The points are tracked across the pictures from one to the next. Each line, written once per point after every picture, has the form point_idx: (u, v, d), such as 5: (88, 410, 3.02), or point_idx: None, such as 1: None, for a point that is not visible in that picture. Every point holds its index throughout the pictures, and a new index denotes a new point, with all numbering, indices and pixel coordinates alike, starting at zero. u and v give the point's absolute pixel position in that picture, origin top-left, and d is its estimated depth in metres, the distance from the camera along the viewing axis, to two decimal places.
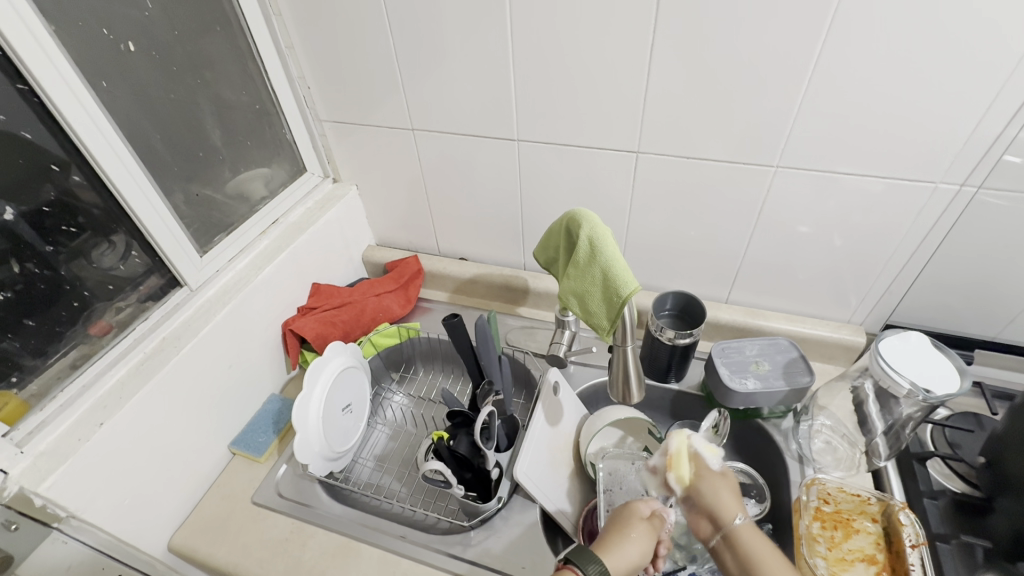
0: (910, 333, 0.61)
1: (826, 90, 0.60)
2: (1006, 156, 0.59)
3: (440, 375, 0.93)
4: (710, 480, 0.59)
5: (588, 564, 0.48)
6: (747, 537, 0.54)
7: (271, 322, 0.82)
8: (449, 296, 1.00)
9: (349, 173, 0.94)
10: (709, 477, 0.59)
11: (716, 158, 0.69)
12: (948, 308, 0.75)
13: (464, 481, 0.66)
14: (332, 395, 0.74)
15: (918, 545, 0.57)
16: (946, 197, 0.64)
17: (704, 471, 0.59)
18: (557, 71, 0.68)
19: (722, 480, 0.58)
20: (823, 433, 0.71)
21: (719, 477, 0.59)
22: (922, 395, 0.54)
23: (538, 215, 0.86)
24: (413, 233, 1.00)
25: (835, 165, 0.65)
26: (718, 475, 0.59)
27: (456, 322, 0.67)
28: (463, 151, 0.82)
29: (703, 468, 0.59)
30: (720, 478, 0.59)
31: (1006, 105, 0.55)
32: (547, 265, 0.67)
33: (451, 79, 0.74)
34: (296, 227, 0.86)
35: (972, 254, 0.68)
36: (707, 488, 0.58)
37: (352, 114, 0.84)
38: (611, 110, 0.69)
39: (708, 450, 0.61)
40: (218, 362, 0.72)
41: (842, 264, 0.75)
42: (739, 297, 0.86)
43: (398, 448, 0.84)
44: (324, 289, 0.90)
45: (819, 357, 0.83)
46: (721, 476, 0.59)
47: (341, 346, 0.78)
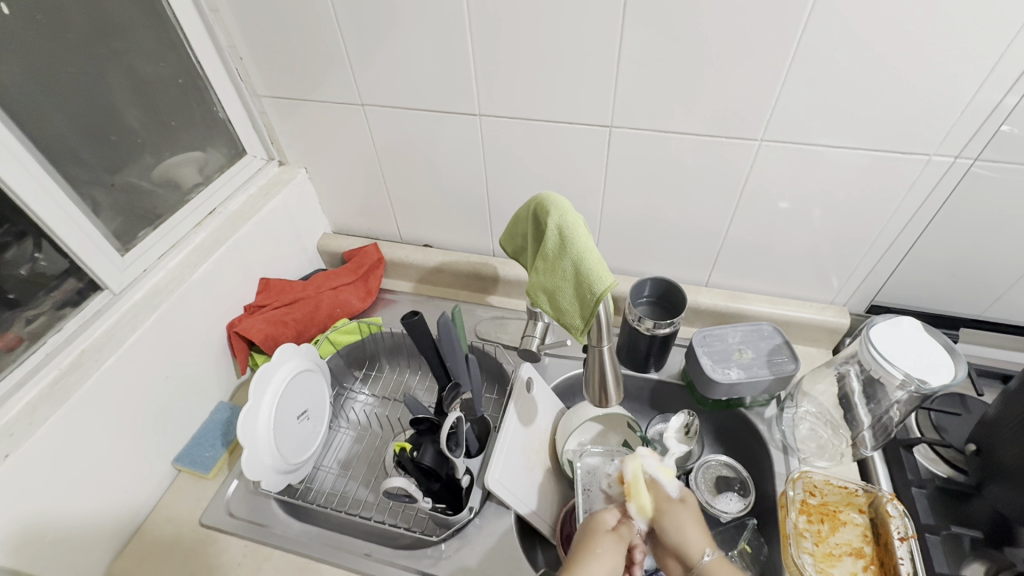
0: (901, 318, 0.57)
1: (817, 54, 0.54)
2: (1004, 126, 0.55)
3: (407, 371, 0.87)
4: (671, 511, 0.57)
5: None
6: (713, 571, 0.52)
7: (213, 325, 0.74)
8: (414, 286, 0.94)
9: (296, 154, 0.85)
10: (669, 508, 0.57)
11: (695, 133, 0.64)
12: (934, 286, 0.72)
13: (432, 493, 0.60)
14: (285, 402, 0.68)
15: (908, 538, 0.55)
16: (939, 170, 0.60)
17: (663, 499, 0.58)
18: (520, 36, 0.60)
19: (683, 512, 0.57)
20: (807, 420, 0.69)
21: (679, 508, 0.57)
22: (916, 385, 0.51)
23: (506, 197, 0.80)
24: (372, 220, 0.92)
25: (823, 138, 0.60)
26: (678, 502, 0.58)
27: (416, 320, 0.60)
28: (422, 128, 0.74)
29: (661, 497, 0.58)
30: (680, 507, 0.57)
31: (1009, 70, 0.51)
32: (514, 255, 0.61)
33: (403, 48, 0.66)
34: (237, 217, 0.78)
35: (961, 230, 0.65)
36: (667, 521, 0.56)
37: (293, 89, 0.75)
38: (581, 80, 0.62)
39: (665, 475, 0.59)
40: (152, 373, 0.65)
41: (827, 244, 0.71)
42: (720, 279, 0.81)
43: (364, 452, 0.78)
44: (274, 283, 0.81)
45: (801, 339, 0.80)
46: (682, 504, 0.57)
47: (292, 348, 0.71)
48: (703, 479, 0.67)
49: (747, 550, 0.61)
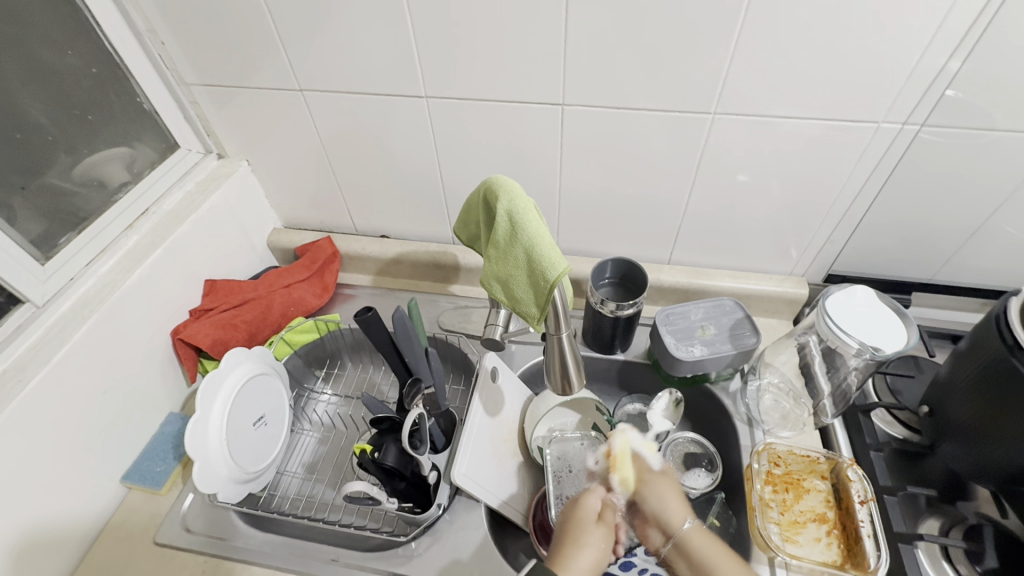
0: (855, 288, 0.58)
1: (767, 21, 0.52)
2: (948, 91, 0.55)
3: (371, 367, 0.85)
4: (653, 482, 0.57)
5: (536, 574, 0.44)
6: (693, 539, 0.52)
7: (155, 332, 0.69)
8: (373, 279, 0.90)
9: (235, 145, 0.80)
10: (652, 478, 0.57)
11: (649, 108, 0.62)
12: (887, 252, 0.73)
13: (399, 492, 0.58)
14: (238, 409, 0.64)
15: (867, 501, 0.56)
16: (889, 137, 0.60)
17: (645, 469, 0.58)
18: (461, 11, 0.57)
19: (665, 483, 0.57)
20: (770, 391, 0.70)
21: (662, 478, 0.57)
22: (871, 353, 0.52)
23: (461, 182, 0.77)
24: (324, 212, 0.88)
25: (775, 109, 0.60)
26: (658, 473, 0.58)
27: (371, 317, 0.58)
28: (367, 114, 0.70)
29: (644, 468, 0.59)
30: (662, 477, 0.58)
31: (954, 32, 0.50)
32: (469, 243, 0.59)
33: (337, 28, 0.61)
34: (174, 216, 0.72)
35: (910, 196, 0.66)
36: (649, 492, 0.56)
37: (224, 76, 0.70)
38: (529, 56, 0.60)
39: (649, 448, 0.60)
40: (88, 389, 0.60)
41: (783, 215, 0.72)
42: (682, 256, 0.81)
43: (330, 454, 0.75)
44: (220, 284, 0.77)
45: (763, 311, 0.81)
46: (663, 476, 0.58)
47: (244, 352, 0.67)
48: (672, 456, 0.67)
49: (716, 524, 0.61)
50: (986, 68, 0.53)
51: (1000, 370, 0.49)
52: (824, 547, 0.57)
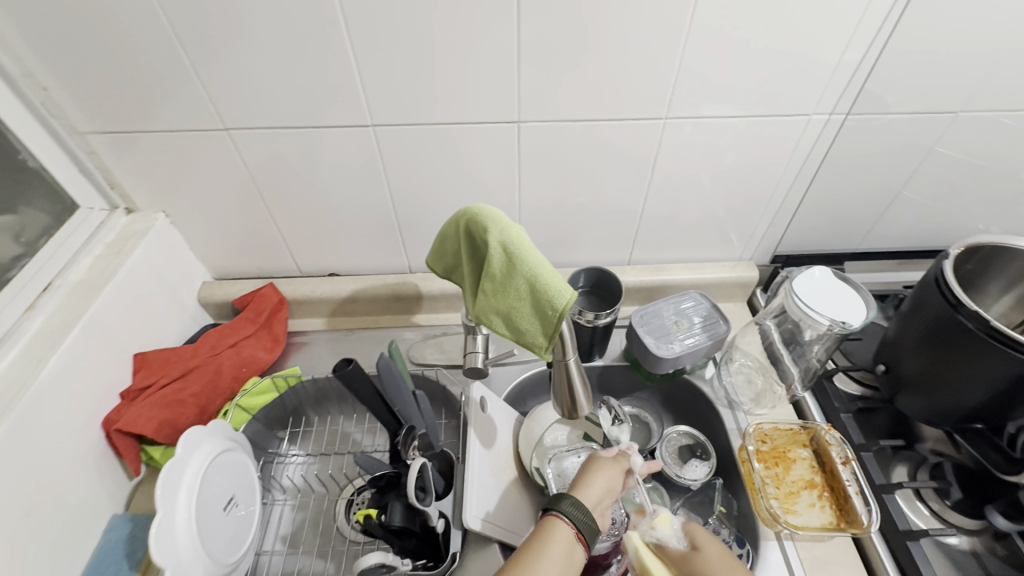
0: (813, 269, 0.63)
1: (707, 30, 0.55)
2: (864, 83, 0.61)
3: (341, 417, 0.78)
4: (694, 560, 0.47)
5: (563, 501, 0.49)
6: None
7: (83, 426, 0.59)
8: (328, 321, 0.84)
9: (147, 196, 0.70)
10: (692, 565, 0.47)
11: (604, 119, 0.63)
12: (819, 229, 0.81)
13: (409, 550, 0.55)
14: (204, 496, 0.56)
15: (848, 462, 0.62)
16: (818, 127, 0.66)
17: (674, 556, 0.49)
18: (406, 33, 0.54)
19: (707, 562, 0.47)
20: (743, 372, 0.74)
21: (698, 556, 0.48)
22: (841, 327, 0.57)
23: (416, 210, 0.74)
24: (262, 257, 0.80)
25: (719, 111, 0.63)
26: (689, 551, 0.48)
27: (353, 369, 0.52)
28: (308, 149, 0.65)
29: (675, 558, 0.48)
30: (698, 555, 0.48)
31: (867, 31, 0.56)
32: (447, 274, 0.56)
33: (269, 61, 0.56)
34: (86, 286, 0.62)
35: (835, 177, 0.73)
36: None
37: (130, 120, 0.61)
38: (481, 77, 0.58)
39: (662, 526, 0.51)
40: (11, 512, 0.49)
41: (730, 207, 0.76)
42: (640, 256, 0.83)
43: (311, 521, 0.68)
44: (153, 356, 0.67)
45: (720, 297, 0.85)
46: (696, 554, 0.48)
47: (201, 431, 0.59)
48: (669, 452, 0.69)
49: (722, 510, 0.64)
50: (891, 60, 0.60)
51: (942, 325, 0.56)
52: (819, 510, 0.61)
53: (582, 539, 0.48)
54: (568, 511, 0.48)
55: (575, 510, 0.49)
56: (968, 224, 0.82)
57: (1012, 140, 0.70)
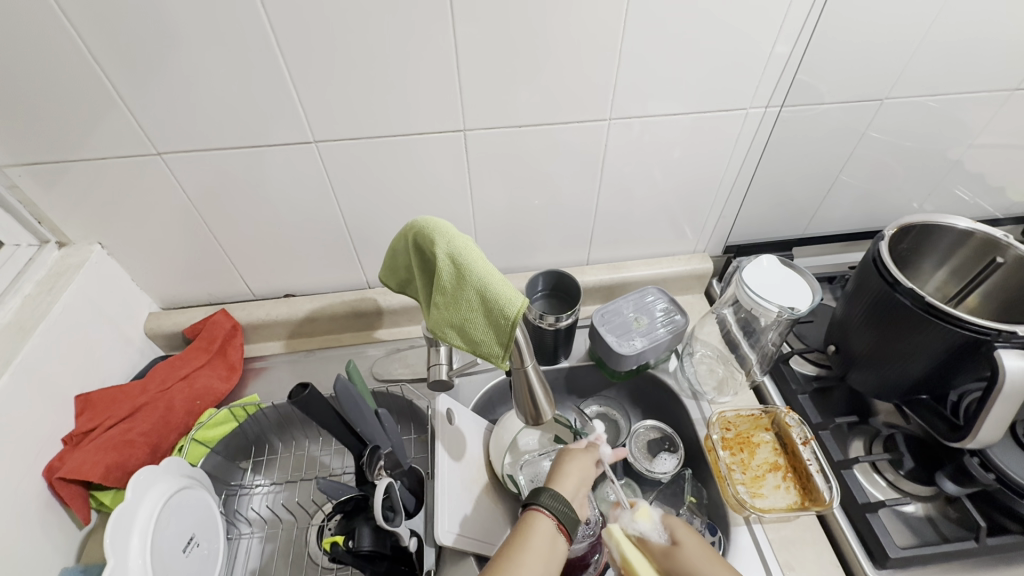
0: (761, 259, 0.66)
1: (643, 29, 0.56)
2: (795, 75, 0.64)
3: (306, 441, 0.76)
4: (674, 555, 0.48)
5: (541, 494, 0.49)
6: None
7: (22, 478, 0.55)
8: (286, 343, 0.81)
9: (80, 228, 0.66)
10: (675, 562, 0.48)
11: (550, 122, 0.63)
12: (767, 218, 0.83)
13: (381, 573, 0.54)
14: (159, 540, 0.53)
15: (808, 442, 0.64)
16: (757, 120, 0.68)
17: (656, 552, 0.50)
18: (342, 45, 0.53)
19: (690, 559, 0.48)
20: (704, 361, 0.76)
21: (681, 553, 0.49)
22: (789, 313, 0.59)
23: (369, 223, 0.72)
24: (211, 282, 0.77)
25: (661, 108, 0.64)
26: (671, 546, 0.49)
27: (310, 393, 0.50)
28: (249, 170, 0.63)
29: (656, 552, 0.49)
30: (678, 551, 0.49)
31: (793, 26, 0.58)
32: (401, 288, 0.56)
33: (199, 81, 0.54)
34: (15, 329, 0.58)
35: (776, 167, 0.76)
36: None
37: (54, 150, 0.58)
38: (424, 87, 0.58)
39: (640, 520, 0.51)
40: None
41: (680, 202, 0.78)
42: (599, 255, 0.84)
43: (281, 551, 0.66)
44: (97, 397, 0.64)
45: (678, 290, 0.87)
46: (676, 548, 0.49)
47: (154, 471, 0.56)
48: (637, 446, 0.70)
49: (694, 501, 0.65)
50: (820, 51, 0.62)
51: (883, 303, 0.59)
52: (784, 491, 0.63)
53: (563, 530, 0.47)
54: (546, 502, 0.48)
55: (553, 501, 0.48)
56: (904, 203, 0.86)
57: (937, 122, 0.74)
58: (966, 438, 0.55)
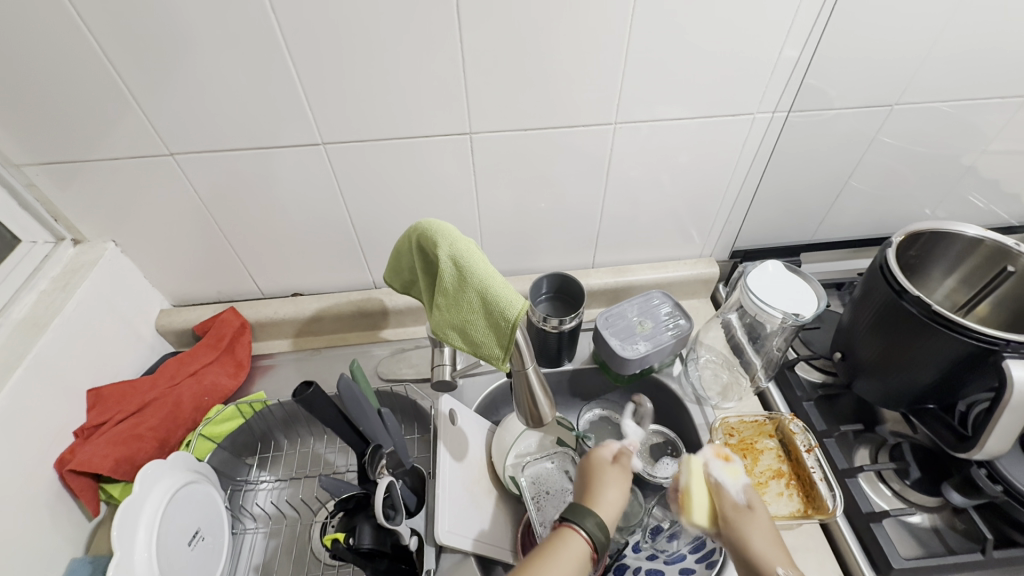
0: (766, 264, 0.65)
1: (649, 33, 0.56)
2: (803, 79, 0.63)
3: (311, 439, 0.77)
4: (737, 520, 0.49)
5: (587, 519, 0.46)
6: None
7: (34, 470, 0.56)
8: (293, 342, 0.82)
9: (94, 226, 0.68)
10: (738, 518, 0.49)
11: (555, 125, 0.64)
12: (774, 223, 0.83)
13: (381, 572, 0.54)
14: (165, 533, 0.55)
15: (812, 449, 0.63)
16: (764, 124, 0.67)
17: (728, 505, 0.50)
18: (350, 48, 0.54)
19: (756, 526, 0.48)
20: (709, 367, 0.76)
21: (750, 520, 0.49)
22: (794, 320, 0.59)
23: (376, 224, 0.73)
24: (221, 281, 0.78)
25: (667, 113, 0.64)
26: (744, 509, 0.50)
27: (313, 392, 0.50)
28: (259, 171, 0.64)
29: (726, 503, 0.50)
30: (748, 515, 0.49)
31: (801, 31, 0.58)
32: (405, 289, 0.56)
33: (209, 83, 0.55)
34: (31, 324, 0.60)
35: (784, 170, 0.75)
36: (738, 533, 0.48)
37: (70, 150, 0.59)
38: (431, 90, 0.58)
39: (727, 476, 0.52)
40: None
41: (684, 206, 0.77)
42: (604, 258, 0.84)
43: (284, 547, 0.67)
44: (108, 391, 0.65)
45: (684, 294, 0.87)
46: (749, 514, 0.49)
47: (162, 464, 0.57)
48: (640, 451, 0.70)
49: None
50: (828, 55, 0.62)
51: (891, 311, 0.58)
52: (787, 499, 0.62)
53: (596, 559, 0.46)
54: (591, 528, 0.46)
55: (596, 530, 0.47)
56: (915, 210, 0.85)
57: (950, 127, 0.73)
58: (975, 449, 0.54)
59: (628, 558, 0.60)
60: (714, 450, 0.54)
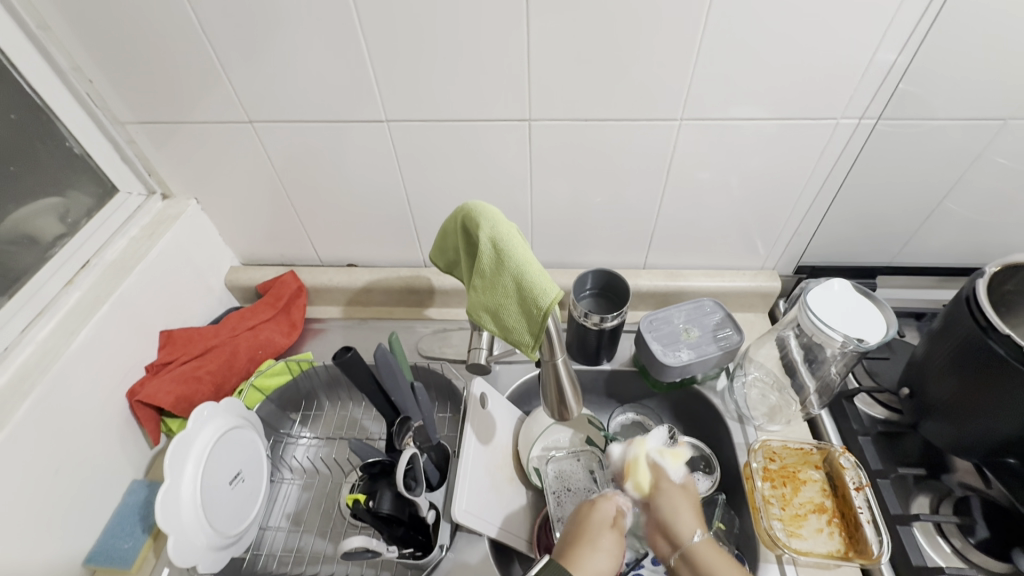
0: (832, 282, 0.60)
1: (726, 25, 0.53)
2: (899, 85, 0.57)
3: (350, 404, 0.80)
4: (669, 491, 0.55)
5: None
6: (701, 552, 0.50)
7: (108, 396, 0.63)
8: (344, 310, 0.86)
9: (180, 184, 0.74)
10: (668, 489, 0.55)
11: (617, 117, 0.62)
12: (849, 240, 0.76)
13: (397, 539, 0.55)
14: (213, 470, 0.59)
15: (863, 488, 0.58)
16: (848, 131, 0.62)
17: (664, 481, 0.56)
18: (420, 28, 0.55)
19: (681, 496, 0.54)
20: (756, 386, 0.71)
21: (679, 491, 0.55)
22: (855, 344, 0.54)
23: (429, 203, 0.74)
24: (285, 245, 0.83)
25: (739, 112, 0.60)
26: (681, 488, 0.56)
27: (352, 357, 0.53)
28: (326, 143, 0.67)
29: (664, 479, 0.56)
30: (681, 492, 0.55)
31: (902, 30, 0.52)
32: (447, 269, 0.57)
33: (289, 57, 0.58)
34: (119, 265, 0.67)
35: (866, 183, 0.69)
36: (662, 501, 0.54)
37: (165, 112, 0.65)
38: (494, 75, 0.58)
39: (670, 458, 0.57)
40: (37, 468, 0.53)
41: (748, 214, 0.73)
42: (656, 260, 0.81)
43: (315, 501, 0.70)
44: (178, 334, 0.71)
45: (739, 307, 0.82)
46: (682, 492, 0.55)
47: (214, 406, 0.62)
48: None
49: (722, 528, 0.62)
50: (931, 59, 0.55)
51: (973, 350, 0.52)
52: (827, 537, 0.58)
53: None
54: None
55: None
56: None
57: None
58: None
59: (645, 568, 0.58)
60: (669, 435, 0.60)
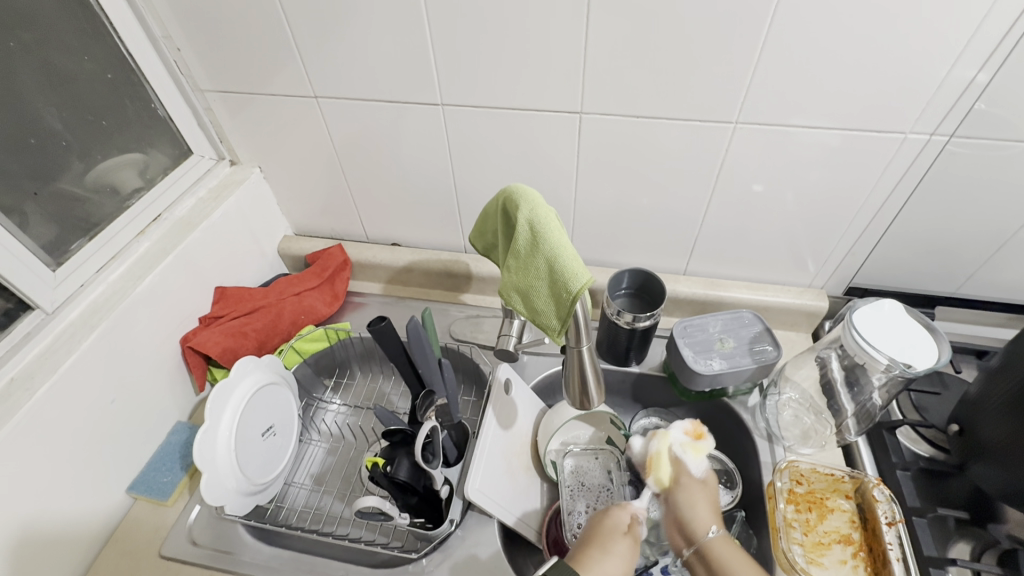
0: (882, 302, 0.58)
1: (790, 30, 0.51)
2: (977, 104, 0.54)
3: (380, 378, 0.83)
4: (689, 486, 0.55)
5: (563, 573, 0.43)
6: (716, 546, 0.50)
7: (163, 340, 0.68)
8: (384, 287, 0.90)
9: (247, 152, 0.79)
10: (688, 483, 0.55)
11: (669, 116, 0.61)
12: (908, 266, 0.72)
13: (410, 507, 0.57)
14: (248, 420, 0.63)
15: (895, 524, 0.54)
16: (916, 148, 0.59)
17: (685, 476, 0.56)
18: (481, 16, 0.56)
19: (700, 491, 0.54)
20: (790, 407, 0.68)
21: (698, 485, 0.55)
22: (901, 369, 0.52)
23: (475, 190, 0.76)
24: (336, 219, 0.87)
25: (799, 120, 0.59)
26: (699, 483, 0.55)
27: (385, 326, 0.56)
28: (383, 124, 0.70)
29: (683, 473, 0.56)
30: (700, 486, 0.55)
31: (984, 44, 0.49)
32: (485, 252, 0.58)
33: (356, 39, 0.61)
34: (186, 223, 0.72)
35: (931, 207, 0.65)
36: (681, 496, 0.54)
37: (240, 82, 0.69)
38: (548, 66, 0.59)
39: (691, 453, 0.57)
40: (96, 396, 0.59)
41: (799, 228, 0.70)
42: (698, 267, 0.80)
43: (337, 465, 0.73)
44: (231, 292, 0.76)
45: (781, 324, 0.79)
46: (702, 486, 0.55)
47: (255, 361, 0.66)
48: None
49: None
50: (1016, 77, 0.52)
51: None
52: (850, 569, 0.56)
53: None
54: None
55: None
56: None
57: None
58: None
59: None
60: (690, 427, 0.59)
